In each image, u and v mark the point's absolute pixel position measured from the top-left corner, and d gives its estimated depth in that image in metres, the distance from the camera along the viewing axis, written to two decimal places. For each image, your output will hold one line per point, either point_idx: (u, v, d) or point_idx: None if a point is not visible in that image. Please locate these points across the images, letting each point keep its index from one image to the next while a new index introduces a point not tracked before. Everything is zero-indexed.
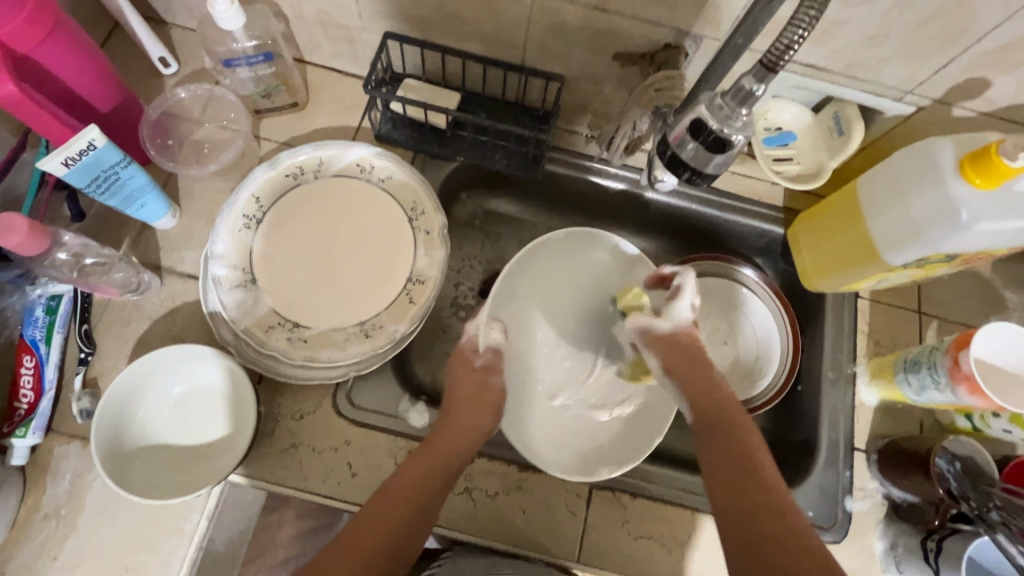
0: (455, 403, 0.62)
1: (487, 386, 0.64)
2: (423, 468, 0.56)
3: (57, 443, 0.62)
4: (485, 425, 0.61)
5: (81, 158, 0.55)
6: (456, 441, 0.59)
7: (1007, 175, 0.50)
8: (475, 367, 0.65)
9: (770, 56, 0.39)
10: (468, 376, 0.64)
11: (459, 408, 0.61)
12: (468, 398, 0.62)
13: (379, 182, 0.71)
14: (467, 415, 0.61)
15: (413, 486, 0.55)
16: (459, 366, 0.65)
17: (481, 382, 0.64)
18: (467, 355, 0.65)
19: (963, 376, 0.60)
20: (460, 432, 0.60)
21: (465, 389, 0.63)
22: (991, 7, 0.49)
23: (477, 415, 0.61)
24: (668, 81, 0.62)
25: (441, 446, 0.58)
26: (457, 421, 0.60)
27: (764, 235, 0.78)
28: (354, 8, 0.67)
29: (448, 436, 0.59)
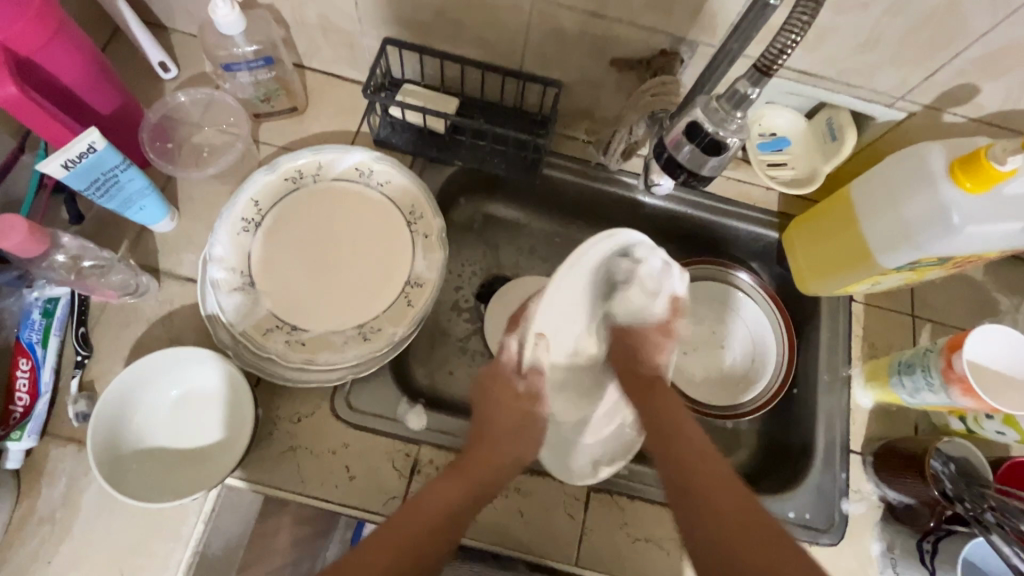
0: (496, 431, 0.60)
1: (529, 415, 0.62)
2: (456, 489, 0.55)
3: (52, 446, 0.61)
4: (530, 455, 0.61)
5: (81, 161, 0.55)
6: (495, 459, 0.59)
7: (998, 179, 0.51)
8: (517, 393, 0.63)
9: (764, 60, 0.40)
10: (507, 402, 0.62)
11: (503, 436, 0.60)
12: (514, 427, 0.61)
13: (378, 186, 0.71)
14: (508, 446, 0.60)
15: (444, 506, 0.54)
16: (499, 392, 0.63)
17: (523, 413, 0.62)
18: (509, 377, 0.64)
19: (956, 377, 0.60)
20: (502, 460, 0.59)
21: (501, 422, 0.61)
22: (979, 15, 0.50)
23: (519, 447, 0.60)
24: (664, 87, 0.63)
25: (477, 472, 0.57)
26: (500, 447, 0.59)
27: (760, 239, 0.79)
28: (355, 14, 0.67)
29: (488, 461, 0.58)
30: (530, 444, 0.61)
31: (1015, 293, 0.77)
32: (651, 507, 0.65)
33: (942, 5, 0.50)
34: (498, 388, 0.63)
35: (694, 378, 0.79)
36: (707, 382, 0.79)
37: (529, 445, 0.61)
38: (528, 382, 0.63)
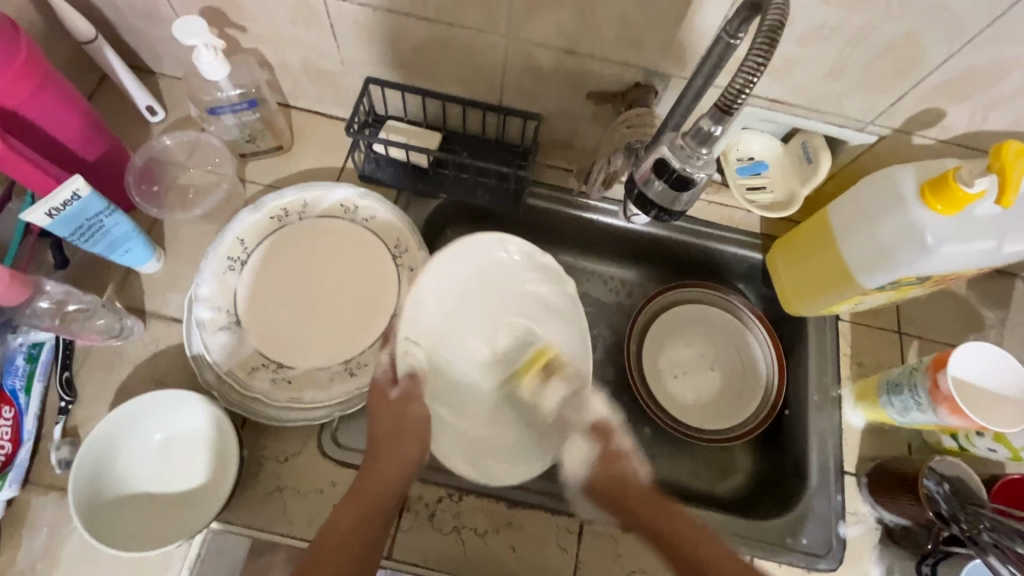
0: (381, 438, 0.58)
1: (404, 418, 0.58)
2: (351, 513, 0.55)
3: (34, 495, 0.60)
4: (414, 456, 0.58)
5: (65, 208, 0.56)
6: (385, 476, 0.57)
7: (967, 201, 0.52)
8: (390, 399, 0.59)
9: (724, 99, 0.40)
10: (384, 413, 0.59)
11: (382, 443, 0.58)
12: (391, 437, 0.58)
13: (363, 222, 0.72)
14: (393, 451, 0.58)
15: (350, 528, 0.54)
16: (377, 405, 0.59)
17: (397, 416, 0.59)
18: (384, 387, 0.60)
19: (943, 397, 0.60)
20: (390, 471, 0.57)
21: (380, 428, 0.58)
22: (936, 45, 0.52)
23: (406, 451, 0.58)
24: (639, 119, 0.65)
25: (364, 491, 0.56)
26: (382, 462, 0.57)
27: (744, 261, 0.80)
28: (337, 55, 0.69)
29: (371, 477, 0.57)
30: (419, 444, 0.58)
31: (999, 307, 0.78)
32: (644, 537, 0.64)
33: (901, 36, 0.52)
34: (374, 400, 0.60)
35: (685, 402, 0.79)
36: (699, 406, 0.79)
37: (414, 443, 0.58)
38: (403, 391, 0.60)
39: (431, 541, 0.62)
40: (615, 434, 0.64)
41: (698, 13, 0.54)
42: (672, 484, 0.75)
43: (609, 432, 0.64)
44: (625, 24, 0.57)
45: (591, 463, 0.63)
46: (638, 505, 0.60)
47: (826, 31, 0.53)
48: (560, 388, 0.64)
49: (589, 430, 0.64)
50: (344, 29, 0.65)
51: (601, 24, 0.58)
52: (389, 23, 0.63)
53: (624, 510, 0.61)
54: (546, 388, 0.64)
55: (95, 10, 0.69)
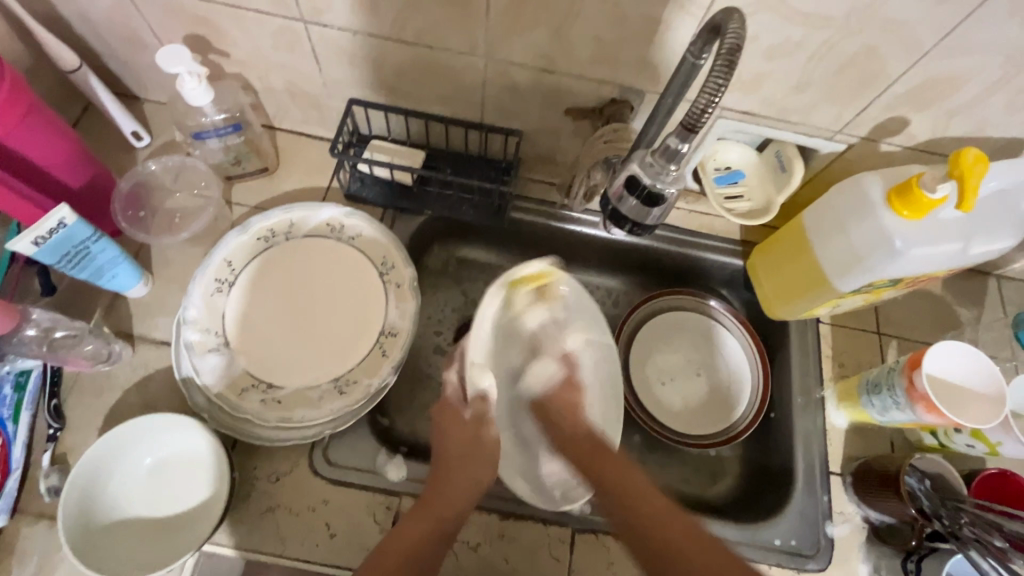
0: (451, 457, 0.61)
1: (479, 440, 0.62)
2: (416, 528, 0.55)
3: (24, 524, 0.60)
4: (487, 479, 0.61)
5: (52, 236, 0.57)
6: (458, 494, 0.58)
7: (932, 206, 0.54)
8: (465, 421, 0.63)
9: (689, 119, 0.42)
10: (457, 432, 0.62)
11: (457, 461, 0.60)
12: (467, 455, 0.61)
13: (350, 240, 0.73)
14: (462, 470, 0.60)
15: (411, 545, 0.54)
16: (450, 423, 0.63)
17: (474, 438, 0.62)
18: (455, 407, 0.64)
19: (919, 395, 0.62)
20: (461, 493, 0.59)
21: (454, 444, 0.61)
22: (895, 59, 0.54)
23: (477, 471, 0.61)
24: (616, 133, 0.67)
25: (435, 503, 0.57)
26: (454, 479, 0.59)
27: (726, 267, 0.81)
28: (320, 78, 0.71)
29: (446, 494, 0.58)
30: (489, 465, 0.62)
31: (973, 305, 0.80)
32: None
33: (861, 50, 0.54)
34: (443, 419, 0.63)
35: (673, 408, 0.80)
36: (687, 411, 0.80)
37: (486, 465, 0.61)
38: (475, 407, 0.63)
39: None
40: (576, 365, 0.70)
41: (668, 31, 0.56)
42: (663, 489, 0.76)
43: (573, 365, 0.70)
44: (598, 43, 0.59)
45: (557, 380, 0.68)
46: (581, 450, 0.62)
47: (791, 46, 0.55)
48: (542, 312, 0.70)
49: (558, 355, 0.70)
50: (326, 53, 0.66)
51: (575, 43, 0.59)
52: (370, 46, 0.64)
53: (568, 444, 0.63)
54: (533, 307, 0.69)
55: (79, 39, 0.70)
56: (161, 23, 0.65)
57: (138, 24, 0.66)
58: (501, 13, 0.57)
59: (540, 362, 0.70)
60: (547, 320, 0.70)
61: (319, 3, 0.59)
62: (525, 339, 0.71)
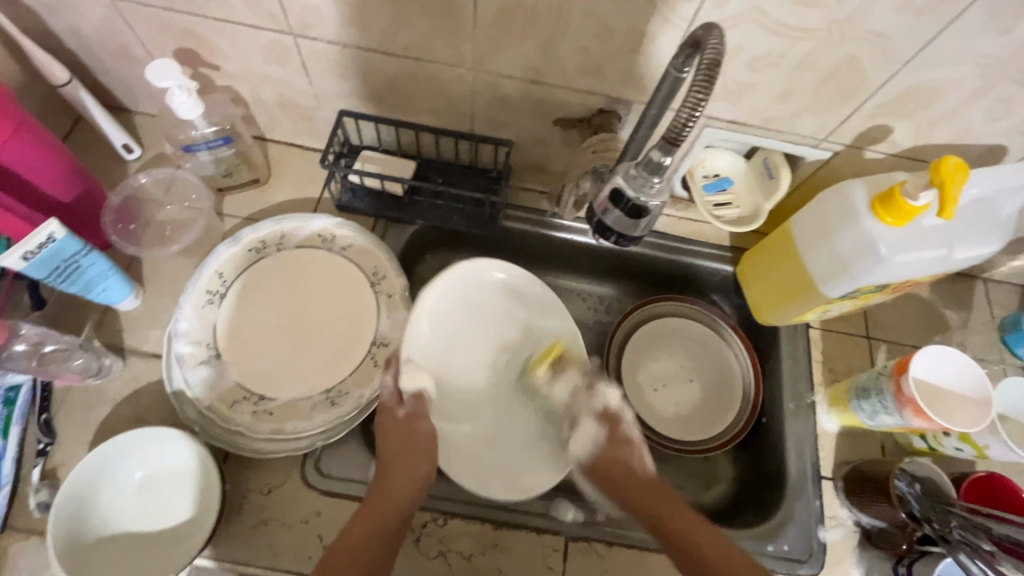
0: (389, 454, 0.60)
1: (414, 437, 0.61)
2: (361, 530, 0.56)
3: (13, 540, 0.60)
4: (423, 472, 0.60)
5: (41, 251, 0.57)
6: (397, 492, 0.58)
7: (914, 213, 0.55)
8: (399, 418, 0.62)
9: (671, 132, 0.42)
10: (390, 429, 0.62)
11: (395, 460, 0.60)
12: (404, 451, 0.60)
13: (341, 250, 0.73)
14: (402, 468, 0.60)
15: (359, 544, 0.55)
16: (385, 422, 0.62)
17: (409, 434, 0.61)
18: (389, 406, 0.63)
19: (906, 400, 0.62)
20: (400, 488, 0.59)
21: (389, 445, 0.61)
22: (876, 69, 0.55)
23: (414, 466, 0.60)
24: (604, 143, 0.67)
25: (376, 503, 0.57)
26: (395, 478, 0.59)
27: (716, 273, 0.82)
28: (310, 90, 0.71)
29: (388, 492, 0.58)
30: (426, 460, 0.61)
31: (961, 308, 0.81)
32: (629, 552, 0.65)
33: (843, 60, 0.55)
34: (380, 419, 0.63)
35: (666, 414, 0.81)
36: (679, 417, 0.81)
37: (422, 459, 0.61)
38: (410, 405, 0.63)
39: (417, 567, 0.62)
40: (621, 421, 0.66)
41: (653, 43, 0.57)
42: None
43: (615, 423, 0.66)
44: (584, 55, 0.60)
45: (600, 443, 0.65)
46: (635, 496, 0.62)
47: (774, 57, 0.56)
48: (572, 377, 0.69)
49: (595, 415, 0.67)
50: (316, 66, 0.67)
51: (562, 55, 0.60)
52: (359, 59, 0.65)
53: (633, 503, 0.62)
54: (555, 383, 0.69)
55: (69, 53, 0.70)
56: (151, 38, 0.66)
57: (128, 39, 0.67)
58: (489, 27, 0.58)
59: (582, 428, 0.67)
60: (576, 387, 0.69)
61: (308, 17, 0.60)
62: (558, 411, 0.70)
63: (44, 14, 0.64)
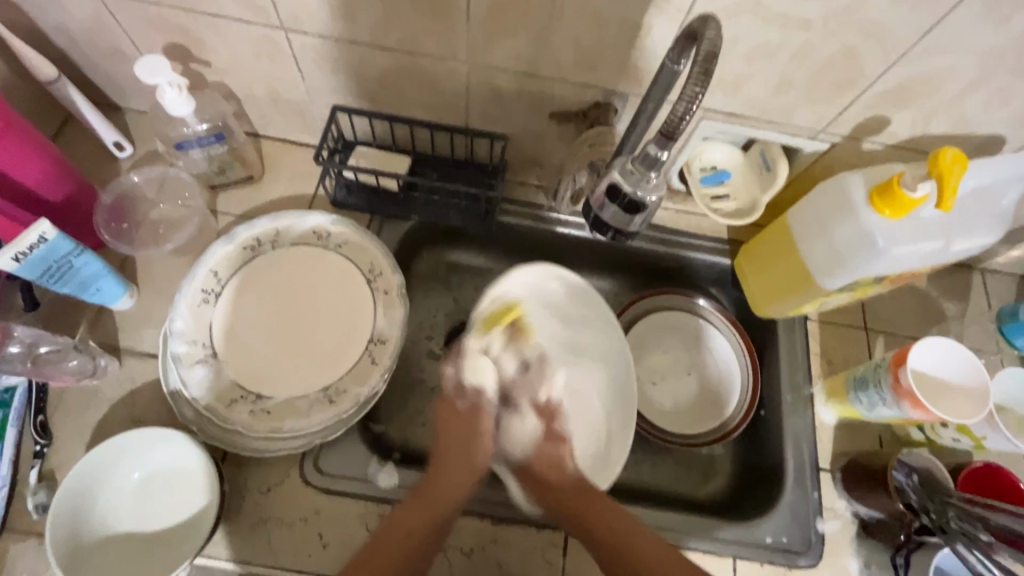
0: (446, 444, 0.61)
1: (472, 429, 0.60)
2: (412, 518, 0.56)
3: (12, 542, 0.59)
4: (477, 464, 0.60)
5: (31, 252, 0.56)
6: (447, 486, 0.59)
7: (912, 205, 0.55)
8: (461, 411, 0.61)
9: (668, 126, 0.42)
10: (454, 422, 0.61)
11: (452, 449, 0.61)
12: (458, 442, 0.60)
13: (336, 247, 0.72)
14: (458, 458, 0.60)
15: (405, 537, 0.55)
16: (448, 414, 0.62)
17: (468, 426, 0.61)
18: (451, 399, 0.62)
19: (905, 392, 0.62)
20: (454, 479, 0.59)
21: (451, 435, 0.61)
22: (874, 58, 0.54)
23: (471, 456, 0.60)
24: (599, 137, 0.68)
25: (430, 489, 0.58)
26: (446, 469, 0.59)
27: (713, 266, 0.82)
28: (302, 86, 0.70)
29: (439, 483, 0.59)
30: (483, 451, 0.61)
31: (959, 299, 0.81)
32: None
33: (840, 51, 0.54)
34: (444, 414, 0.62)
35: (664, 408, 0.81)
36: (678, 411, 0.81)
37: (479, 454, 0.61)
38: (469, 400, 0.61)
39: None
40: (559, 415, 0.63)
41: (648, 35, 0.56)
42: (656, 490, 0.76)
43: (555, 416, 0.63)
44: (579, 48, 0.59)
45: (539, 440, 0.61)
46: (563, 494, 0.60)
47: (770, 48, 0.55)
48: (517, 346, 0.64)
49: (535, 406, 0.63)
50: (307, 60, 0.66)
51: (557, 48, 0.59)
52: (351, 54, 0.64)
53: (545, 492, 0.60)
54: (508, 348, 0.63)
55: (56, 50, 0.69)
56: (140, 33, 0.65)
57: (116, 35, 0.66)
58: (482, 20, 0.57)
59: (521, 416, 0.62)
60: (526, 364, 0.64)
61: (299, 11, 0.59)
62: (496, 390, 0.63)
63: (30, 11, 0.63)
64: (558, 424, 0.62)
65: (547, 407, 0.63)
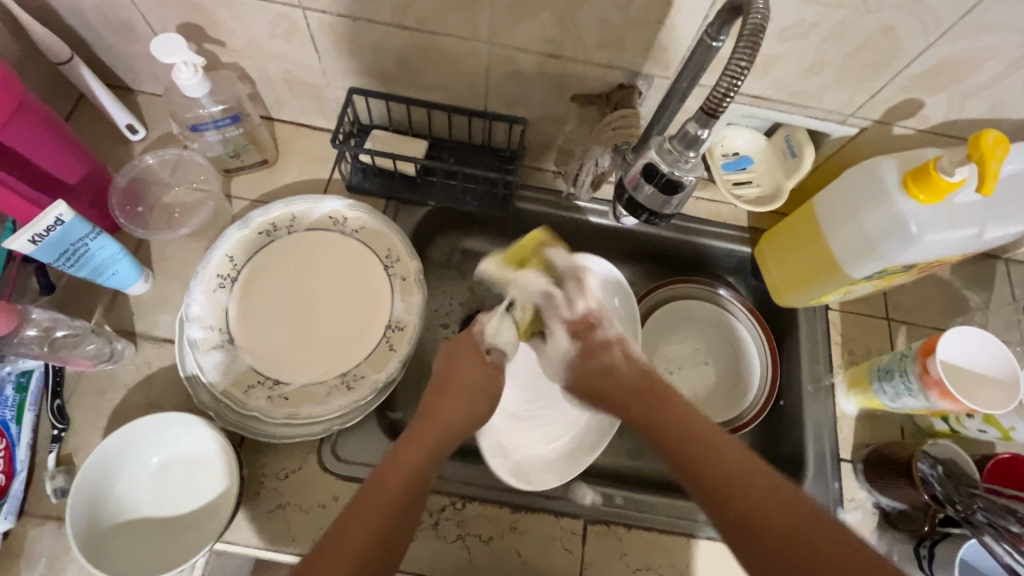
0: (452, 386, 0.61)
1: (492, 380, 0.63)
2: (416, 453, 0.52)
3: (30, 527, 0.59)
4: (481, 411, 0.62)
5: (49, 234, 0.55)
6: (450, 420, 0.58)
7: (949, 189, 0.54)
8: (484, 360, 0.64)
9: (709, 102, 0.41)
10: (468, 366, 0.63)
11: (456, 395, 0.60)
12: (467, 386, 0.61)
13: (353, 233, 0.72)
14: (461, 405, 0.59)
15: (408, 473, 0.50)
16: (461, 355, 0.64)
17: (481, 374, 0.63)
18: (471, 344, 0.65)
19: (932, 381, 0.61)
20: (453, 418, 0.58)
21: (461, 379, 0.61)
22: (912, 38, 0.53)
23: (474, 406, 0.61)
24: (624, 119, 0.64)
25: (430, 431, 0.55)
26: (449, 407, 0.59)
27: (733, 255, 0.80)
28: (319, 67, 0.69)
29: (442, 418, 0.57)
30: (484, 401, 0.62)
31: (982, 289, 0.80)
32: (647, 534, 0.65)
33: (877, 31, 0.53)
34: (456, 344, 0.64)
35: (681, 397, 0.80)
36: (696, 400, 0.80)
37: (484, 404, 0.62)
38: (493, 356, 0.66)
39: (435, 550, 0.62)
40: (598, 327, 0.66)
41: (677, 14, 0.55)
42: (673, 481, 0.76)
43: (592, 328, 0.66)
44: (605, 28, 0.57)
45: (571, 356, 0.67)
46: (628, 386, 0.60)
47: (804, 28, 0.53)
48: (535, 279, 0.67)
49: (568, 324, 0.67)
50: (325, 40, 0.64)
51: (582, 27, 0.58)
52: (370, 33, 0.63)
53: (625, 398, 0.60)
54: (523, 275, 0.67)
55: (68, 30, 0.68)
56: (154, 12, 0.63)
57: (130, 14, 0.64)
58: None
59: (552, 334, 0.68)
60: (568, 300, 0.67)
61: None
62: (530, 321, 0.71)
63: None
64: (592, 340, 0.66)
65: (580, 324, 0.67)
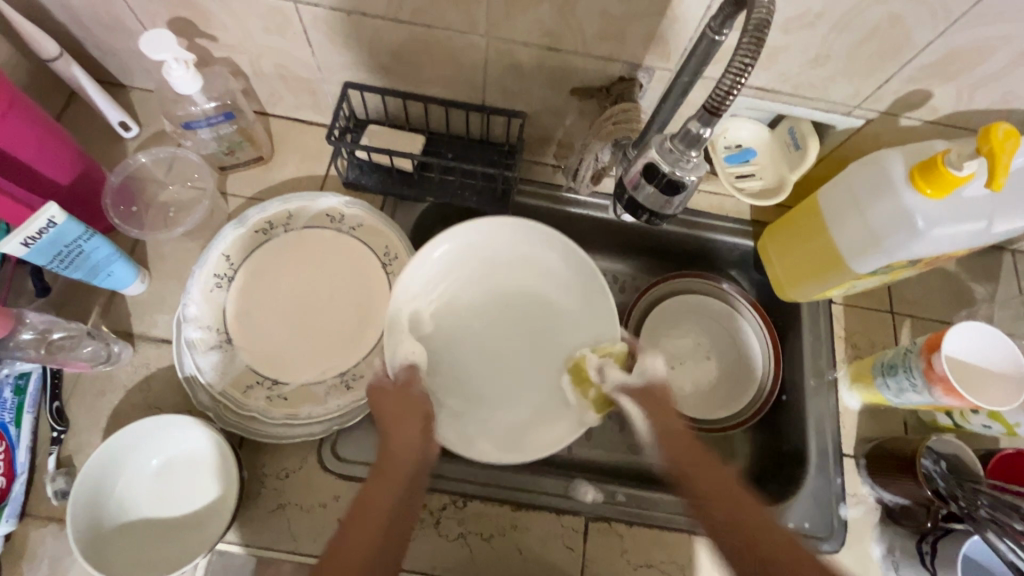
0: (388, 423, 0.56)
1: (408, 396, 0.58)
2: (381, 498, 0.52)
3: (32, 528, 0.59)
4: (423, 437, 0.56)
5: (41, 237, 0.55)
6: (402, 458, 0.54)
7: (956, 183, 0.52)
8: (398, 386, 0.59)
9: (712, 100, 0.39)
10: (393, 398, 0.58)
11: (395, 428, 0.56)
12: (401, 415, 0.57)
13: (350, 230, 0.71)
14: (402, 437, 0.55)
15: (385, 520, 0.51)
16: (382, 391, 0.58)
17: (407, 401, 0.58)
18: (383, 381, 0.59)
19: (937, 377, 0.60)
20: (404, 452, 0.55)
21: (390, 416, 0.57)
22: (921, 27, 0.51)
23: (412, 431, 0.56)
24: (625, 113, 0.63)
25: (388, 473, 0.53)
26: (394, 440, 0.55)
27: (736, 249, 0.79)
28: (313, 61, 0.68)
29: (399, 453, 0.54)
30: (423, 420, 0.57)
31: (988, 281, 0.79)
32: (649, 530, 0.65)
33: (885, 20, 0.51)
34: (376, 395, 0.58)
35: (684, 393, 0.79)
36: (697, 396, 0.79)
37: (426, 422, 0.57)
38: (401, 375, 0.60)
39: (437, 548, 0.62)
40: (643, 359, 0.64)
41: (678, 6, 0.53)
42: None
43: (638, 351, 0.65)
44: (605, 20, 0.56)
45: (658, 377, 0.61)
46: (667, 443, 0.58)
47: (810, 17, 0.52)
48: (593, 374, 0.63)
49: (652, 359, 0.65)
50: (318, 34, 0.63)
51: (581, 19, 0.56)
52: (365, 27, 0.61)
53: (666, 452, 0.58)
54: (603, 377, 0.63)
55: (58, 26, 0.67)
56: (144, 7, 0.62)
57: (118, 9, 0.63)
58: None
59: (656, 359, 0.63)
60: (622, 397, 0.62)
61: None
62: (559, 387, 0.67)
63: None
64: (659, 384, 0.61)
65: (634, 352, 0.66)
